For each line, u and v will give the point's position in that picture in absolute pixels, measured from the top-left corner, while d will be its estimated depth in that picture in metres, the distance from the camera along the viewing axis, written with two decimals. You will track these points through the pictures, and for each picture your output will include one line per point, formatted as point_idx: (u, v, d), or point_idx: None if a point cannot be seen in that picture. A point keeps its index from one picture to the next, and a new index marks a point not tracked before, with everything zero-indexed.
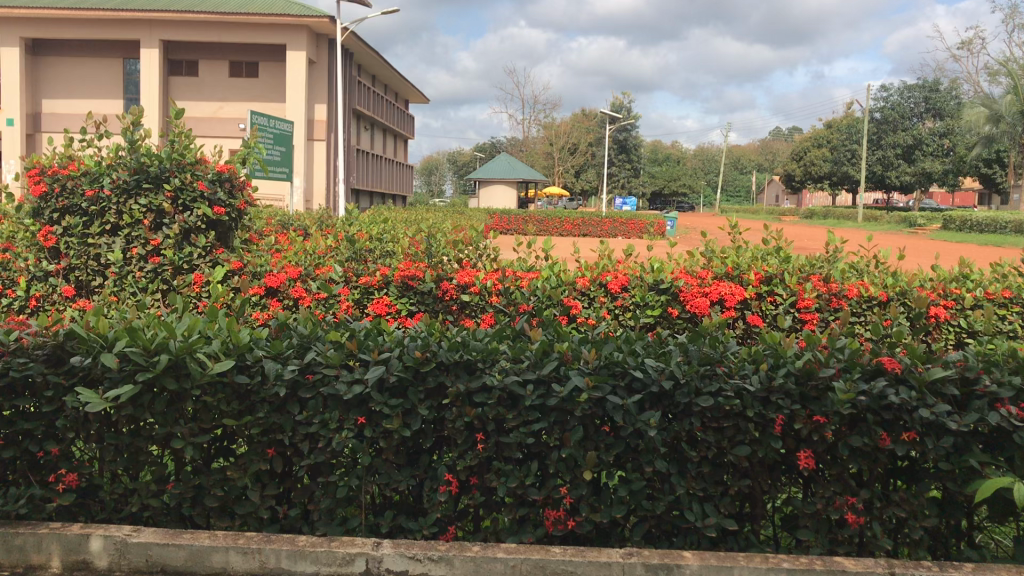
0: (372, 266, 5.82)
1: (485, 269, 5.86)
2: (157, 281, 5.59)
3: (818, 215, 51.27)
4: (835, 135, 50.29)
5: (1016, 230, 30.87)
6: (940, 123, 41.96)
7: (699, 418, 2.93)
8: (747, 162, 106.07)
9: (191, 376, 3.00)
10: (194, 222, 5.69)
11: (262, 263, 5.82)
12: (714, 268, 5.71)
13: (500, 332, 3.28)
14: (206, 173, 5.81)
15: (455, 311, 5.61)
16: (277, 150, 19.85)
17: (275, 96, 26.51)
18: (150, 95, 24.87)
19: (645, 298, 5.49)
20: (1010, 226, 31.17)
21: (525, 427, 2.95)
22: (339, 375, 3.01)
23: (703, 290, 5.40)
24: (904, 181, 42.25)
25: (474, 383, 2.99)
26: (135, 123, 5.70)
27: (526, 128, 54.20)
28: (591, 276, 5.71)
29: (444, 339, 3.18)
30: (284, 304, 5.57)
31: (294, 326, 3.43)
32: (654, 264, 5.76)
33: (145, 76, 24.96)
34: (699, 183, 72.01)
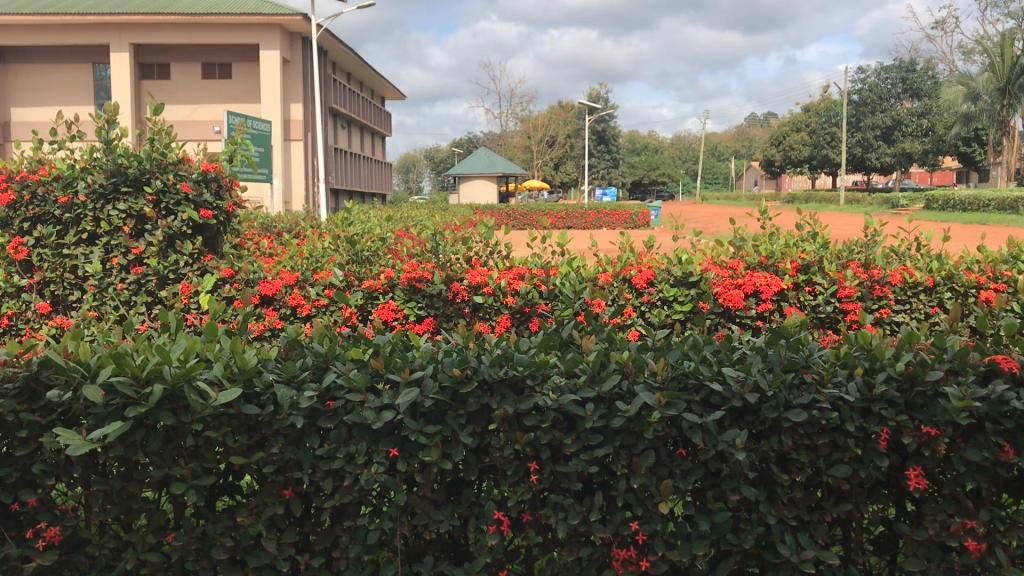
0: (375, 268, 5.34)
1: (497, 267, 5.41)
2: (142, 293, 5.14)
3: (798, 199, 51.04)
4: (814, 119, 50.10)
5: (999, 208, 30.68)
6: (918, 103, 41.74)
7: (790, 435, 2.52)
8: (724, 149, 105.84)
9: (191, 408, 2.55)
10: (179, 227, 5.19)
11: (255, 268, 5.36)
12: (745, 257, 5.30)
13: (546, 342, 2.83)
14: (189, 172, 5.29)
15: (468, 314, 5.20)
16: (257, 151, 19.30)
17: (250, 97, 25.91)
18: (122, 100, 24.33)
19: (672, 293, 5.09)
20: (993, 204, 30.98)
21: (588, 453, 2.51)
22: (365, 401, 2.56)
23: (737, 282, 5.01)
24: (885, 162, 42.07)
25: (525, 403, 2.54)
26: (109, 119, 5.18)
27: (503, 122, 53.56)
28: (614, 271, 5.28)
29: (484, 353, 2.73)
30: (280, 313, 5.16)
31: (305, 341, 2.96)
32: (681, 256, 5.33)
33: (116, 80, 24.39)
34: (678, 171, 71.58)
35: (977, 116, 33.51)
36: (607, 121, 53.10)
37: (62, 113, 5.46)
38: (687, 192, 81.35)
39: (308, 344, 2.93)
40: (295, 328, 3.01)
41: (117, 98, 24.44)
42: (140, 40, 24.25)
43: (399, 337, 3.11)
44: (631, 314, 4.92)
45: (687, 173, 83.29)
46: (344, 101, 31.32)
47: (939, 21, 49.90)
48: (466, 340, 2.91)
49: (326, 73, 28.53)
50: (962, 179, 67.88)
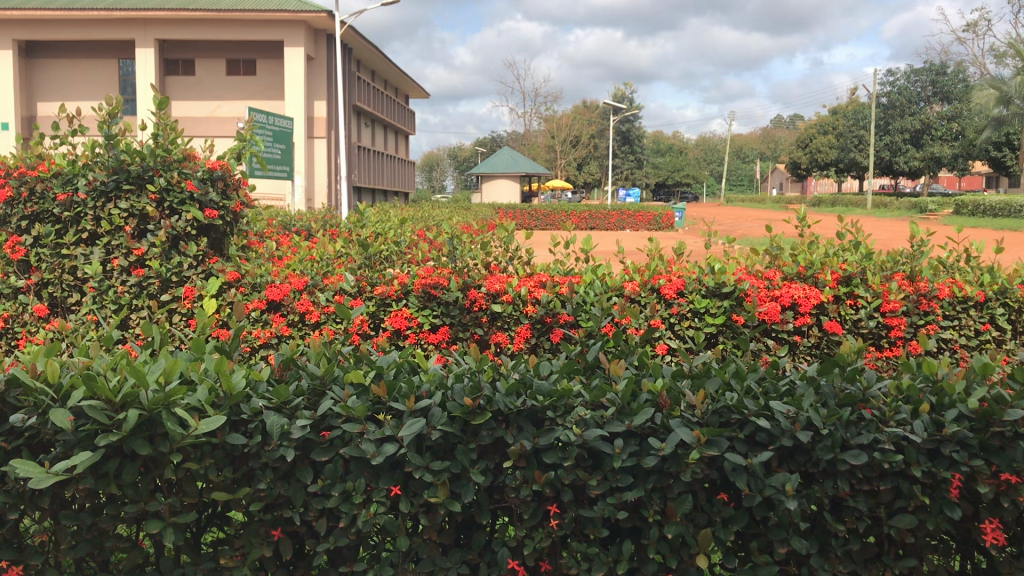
0: (388, 273, 5.06)
1: (517, 274, 5.12)
2: (142, 296, 4.87)
3: (825, 202, 50.31)
4: (841, 121, 49.39)
5: None
6: (948, 106, 41.05)
7: (848, 480, 2.20)
8: (750, 150, 104.94)
9: (169, 437, 2.27)
10: (182, 228, 4.93)
11: (262, 272, 5.07)
12: (782, 268, 4.98)
13: (568, 366, 2.53)
14: (194, 170, 5.03)
15: (485, 324, 4.90)
16: (278, 149, 19.06)
17: (273, 94, 25.76)
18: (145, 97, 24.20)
19: (704, 305, 4.78)
20: None
21: (615, 498, 2.21)
22: (365, 432, 2.27)
23: (772, 294, 4.74)
24: (913, 166, 41.38)
25: (547, 438, 2.24)
26: (111, 113, 4.93)
27: (527, 121, 53.19)
28: (641, 280, 4.98)
29: (499, 379, 2.42)
30: (288, 320, 4.88)
31: (303, 361, 2.66)
32: (713, 265, 5.02)
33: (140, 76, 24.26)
34: (703, 172, 70.89)
35: (1009, 121, 32.82)
36: (632, 121, 52.62)
37: (65, 107, 5.20)
38: (712, 193, 80.58)
39: (306, 363, 2.63)
40: (293, 344, 2.72)
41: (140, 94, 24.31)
42: (165, 36, 24.13)
43: (408, 355, 2.82)
44: (659, 327, 4.60)
45: (712, 174, 82.50)
46: (368, 99, 31.09)
47: (971, 24, 49.00)
48: (482, 361, 2.61)
49: (350, 71, 28.32)
50: (992, 184, 66.91)
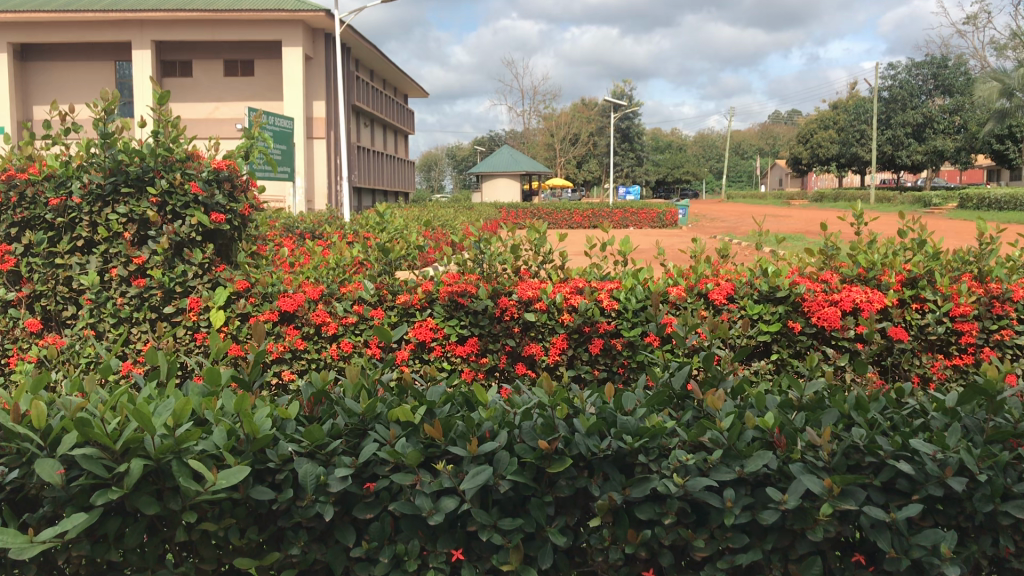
0: (410, 281, 4.65)
1: (551, 279, 4.71)
2: (145, 309, 4.48)
3: (827, 197, 49.80)
4: (842, 116, 48.75)
5: None
6: (950, 100, 40.36)
7: (1010, 536, 1.82)
8: (749, 146, 104.53)
9: (182, 492, 1.87)
10: (186, 233, 4.52)
11: (273, 280, 4.67)
12: (841, 269, 4.60)
13: (655, 397, 2.13)
14: (198, 171, 4.59)
15: (517, 335, 4.48)
16: (278, 149, 18.64)
17: (273, 95, 25.37)
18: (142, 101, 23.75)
19: (757, 311, 4.41)
20: None
21: (726, 561, 1.82)
22: (419, 484, 1.87)
23: (831, 298, 4.36)
24: (916, 160, 40.92)
25: (643, 489, 1.84)
26: (107, 110, 4.50)
27: (526, 119, 52.62)
28: (687, 283, 4.58)
29: (575, 414, 2.02)
30: (303, 333, 4.49)
31: (336, 393, 2.25)
32: (765, 267, 4.64)
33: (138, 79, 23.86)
34: (703, 169, 70.36)
35: (1013, 113, 32.20)
36: (631, 118, 52.16)
37: (57, 103, 4.79)
38: (711, 190, 80.14)
39: (342, 397, 2.22)
40: (324, 374, 2.32)
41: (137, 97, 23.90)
42: (162, 37, 23.72)
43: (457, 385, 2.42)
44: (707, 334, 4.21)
45: (711, 170, 81.99)
46: (367, 99, 30.67)
47: (970, 16, 48.53)
48: (551, 392, 2.21)
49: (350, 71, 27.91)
50: (994, 176, 66.61)
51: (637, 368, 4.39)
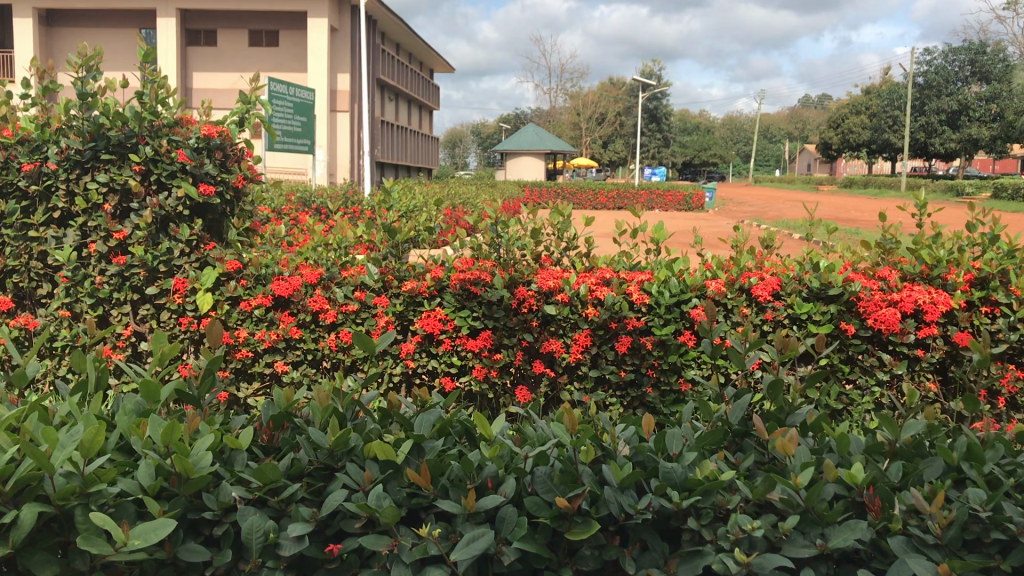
0: (417, 266, 4.18)
1: (576, 268, 4.23)
2: (126, 289, 4.08)
3: (857, 183, 48.73)
4: (874, 101, 47.71)
5: None
6: (987, 87, 39.26)
7: None
8: (779, 130, 102.96)
9: (89, 550, 1.43)
10: (172, 207, 4.09)
11: (268, 261, 4.23)
12: (901, 266, 4.12)
13: (705, 439, 1.69)
14: (185, 137, 4.13)
15: (536, 329, 4.03)
16: (298, 121, 18.21)
17: (297, 66, 24.97)
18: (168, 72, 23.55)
19: (803, 311, 3.94)
20: None
21: None
22: (397, 548, 1.43)
23: (890, 299, 3.90)
24: (950, 148, 39.86)
25: (695, 568, 1.41)
26: (86, 68, 4.04)
27: (553, 98, 51.93)
28: (727, 278, 4.10)
29: (604, 461, 1.57)
30: (299, 320, 4.07)
31: (303, 417, 1.82)
32: (816, 261, 4.15)
33: (162, 49, 23.60)
34: (730, 151, 69.15)
35: None
36: (660, 99, 51.16)
37: (36, 60, 4.35)
38: (738, 173, 78.91)
39: (310, 421, 1.79)
40: (291, 390, 1.90)
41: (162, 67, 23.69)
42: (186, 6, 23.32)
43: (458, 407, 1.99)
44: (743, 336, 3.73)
45: (739, 153, 80.68)
46: (392, 72, 30.16)
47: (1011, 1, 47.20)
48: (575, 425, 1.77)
49: (375, 44, 27.39)
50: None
51: (669, 371, 3.97)
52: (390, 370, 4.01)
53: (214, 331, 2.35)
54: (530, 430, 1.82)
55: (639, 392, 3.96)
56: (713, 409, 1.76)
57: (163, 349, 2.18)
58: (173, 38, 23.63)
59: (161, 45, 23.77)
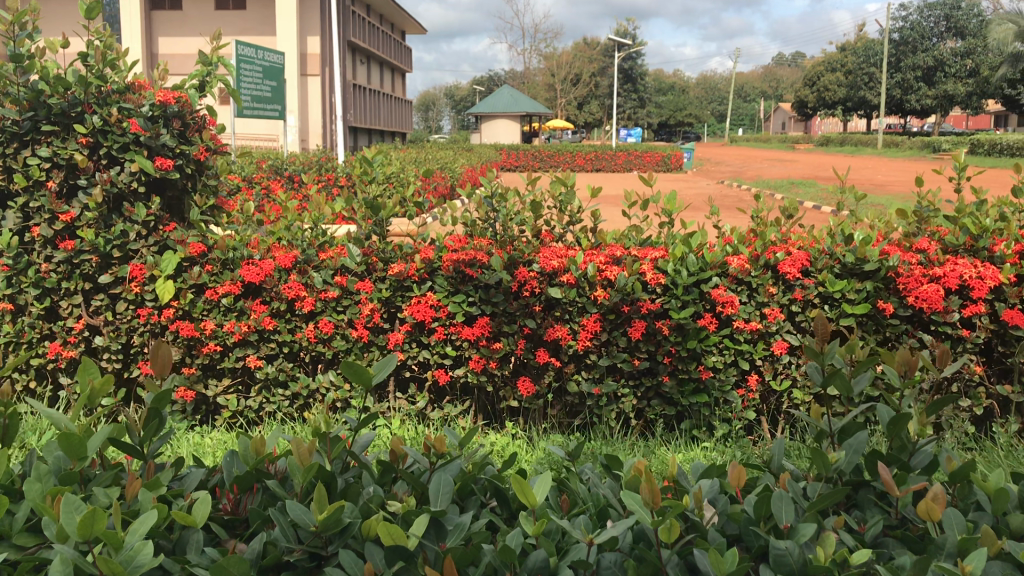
0: (404, 247, 3.72)
1: (584, 245, 3.80)
2: (76, 278, 3.63)
3: (832, 142, 48.31)
4: (850, 58, 47.16)
5: None
6: (963, 42, 38.81)
7: None
8: (752, 88, 102.35)
9: None
10: (126, 183, 3.59)
11: (236, 241, 3.77)
12: (942, 237, 3.73)
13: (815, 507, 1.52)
14: (138, 105, 3.61)
15: (539, 314, 3.61)
16: (268, 86, 17.53)
17: (266, 30, 24.08)
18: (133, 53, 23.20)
19: (834, 290, 3.55)
20: None
21: None
22: None
23: (933, 275, 3.51)
24: (925, 105, 39.47)
25: None
26: (19, 25, 3.50)
27: (526, 59, 50.94)
28: (750, 253, 3.69)
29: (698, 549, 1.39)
30: (272, 309, 3.64)
31: (283, 479, 1.56)
32: (848, 232, 3.75)
33: (126, 30, 23.18)
34: (704, 111, 68.41)
35: None
36: (636, 59, 50.42)
37: None
38: (712, 131, 78.34)
39: (290, 483, 1.55)
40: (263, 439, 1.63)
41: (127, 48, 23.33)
42: None
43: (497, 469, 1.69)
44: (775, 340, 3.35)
45: (714, 112, 79.99)
46: (363, 35, 29.34)
47: None
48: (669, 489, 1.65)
49: (344, 5, 26.55)
50: (1005, 123, 65.02)
51: (687, 358, 3.56)
52: (374, 362, 3.63)
53: (161, 355, 1.86)
54: (592, 493, 1.65)
55: (654, 382, 3.58)
56: (830, 459, 1.61)
57: (96, 380, 1.73)
58: (136, 14, 23.07)
59: (125, 23, 23.32)
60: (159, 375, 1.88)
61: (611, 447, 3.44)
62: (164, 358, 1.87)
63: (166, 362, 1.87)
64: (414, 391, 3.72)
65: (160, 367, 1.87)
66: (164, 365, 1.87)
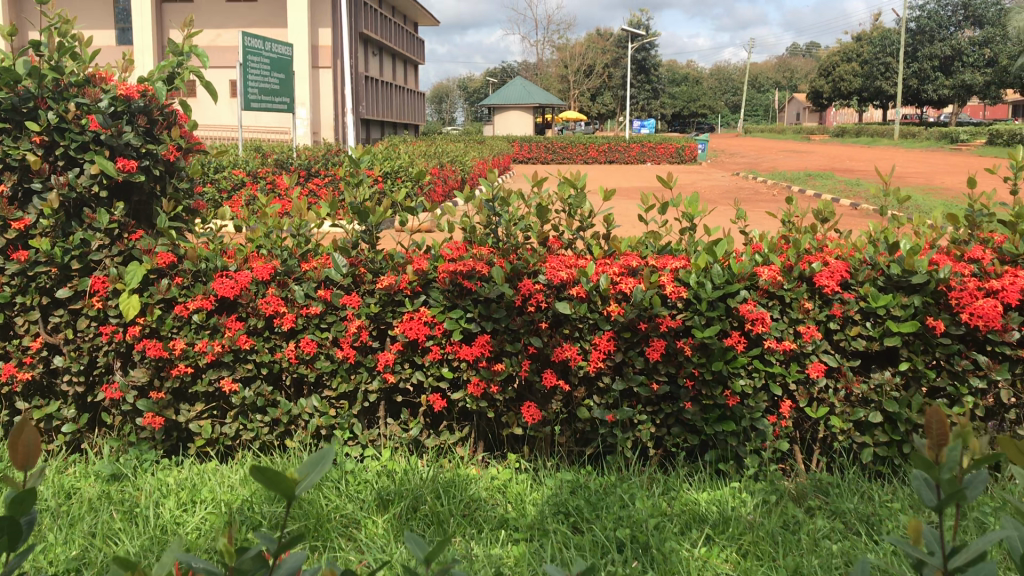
0: (396, 258, 3.35)
1: (596, 254, 3.40)
2: (31, 292, 3.28)
3: (849, 132, 47.60)
4: (865, 47, 46.36)
5: None
6: (981, 31, 38.01)
7: None
8: (768, 77, 101.22)
9: None
10: (85, 187, 3.24)
11: (210, 252, 3.40)
12: (997, 247, 3.33)
13: None
14: (96, 100, 3.24)
15: (546, 331, 3.22)
16: (275, 78, 17.10)
17: (275, 20, 23.67)
18: (144, 47, 22.76)
19: (877, 304, 3.15)
20: None
21: None
22: None
23: (989, 288, 3.11)
24: (942, 95, 38.73)
25: None
26: None
27: (539, 51, 50.41)
28: (780, 265, 3.29)
29: None
30: (248, 326, 3.26)
31: None
32: (890, 241, 3.36)
33: (137, 24, 22.69)
34: (718, 101, 67.67)
35: None
36: (650, 49, 49.72)
37: None
38: (727, 122, 77.51)
39: None
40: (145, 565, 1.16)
41: (139, 42, 22.89)
42: None
43: None
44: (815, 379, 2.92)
45: (729, 103, 79.19)
46: (374, 26, 28.92)
47: None
48: None
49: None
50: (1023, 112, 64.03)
51: (712, 382, 3.16)
52: (363, 386, 3.26)
53: (23, 439, 1.09)
54: None
55: (675, 408, 3.19)
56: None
57: None
58: (147, 7, 22.58)
59: (136, 16, 22.82)
60: (24, 468, 1.12)
61: (626, 483, 3.04)
62: (31, 443, 1.11)
63: (37, 448, 1.12)
64: (407, 417, 3.36)
65: (21, 460, 1.09)
66: (28, 457, 1.10)
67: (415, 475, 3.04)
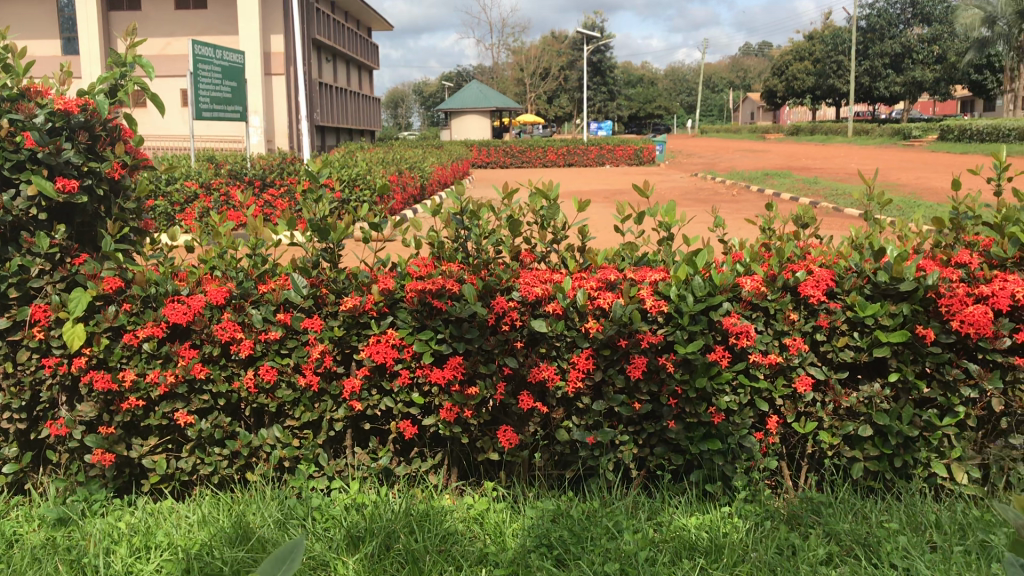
0: (358, 277, 3.16)
1: (570, 268, 3.24)
2: None
3: (803, 130, 48.08)
4: (817, 46, 46.83)
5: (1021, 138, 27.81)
6: (929, 28, 38.51)
7: None
8: (723, 77, 102.12)
9: None
10: (21, 209, 3.02)
11: (161, 275, 3.19)
12: (984, 251, 3.21)
13: None
14: (31, 115, 3.03)
15: (521, 351, 3.05)
16: (227, 86, 16.76)
17: (226, 28, 23.28)
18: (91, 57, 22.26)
19: (864, 313, 3.02)
20: (1015, 134, 28.23)
21: None
22: None
23: (979, 295, 2.99)
24: (894, 92, 39.18)
25: None
26: None
27: (495, 54, 50.34)
28: (763, 276, 3.14)
29: None
30: (203, 354, 3.05)
31: None
32: (875, 247, 3.23)
33: (83, 33, 22.18)
34: (673, 102, 68.09)
35: (993, 43, 30.23)
36: (605, 51, 49.82)
37: None
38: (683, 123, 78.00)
39: None
40: None
41: (85, 51, 22.37)
42: None
43: None
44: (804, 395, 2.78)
45: (685, 104, 79.75)
46: (328, 32, 28.59)
47: None
48: None
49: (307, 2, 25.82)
50: (971, 108, 64.98)
51: (696, 399, 3.00)
52: (328, 414, 3.07)
53: None
54: None
55: (658, 428, 3.03)
56: None
57: None
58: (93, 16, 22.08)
59: (82, 25, 22.30)
60: None
61: (609, 509, 2.88)
62: None
63: None
64: (376, 445, 3.17)
65: None
66: None
67: (385, 508, 2.85)
